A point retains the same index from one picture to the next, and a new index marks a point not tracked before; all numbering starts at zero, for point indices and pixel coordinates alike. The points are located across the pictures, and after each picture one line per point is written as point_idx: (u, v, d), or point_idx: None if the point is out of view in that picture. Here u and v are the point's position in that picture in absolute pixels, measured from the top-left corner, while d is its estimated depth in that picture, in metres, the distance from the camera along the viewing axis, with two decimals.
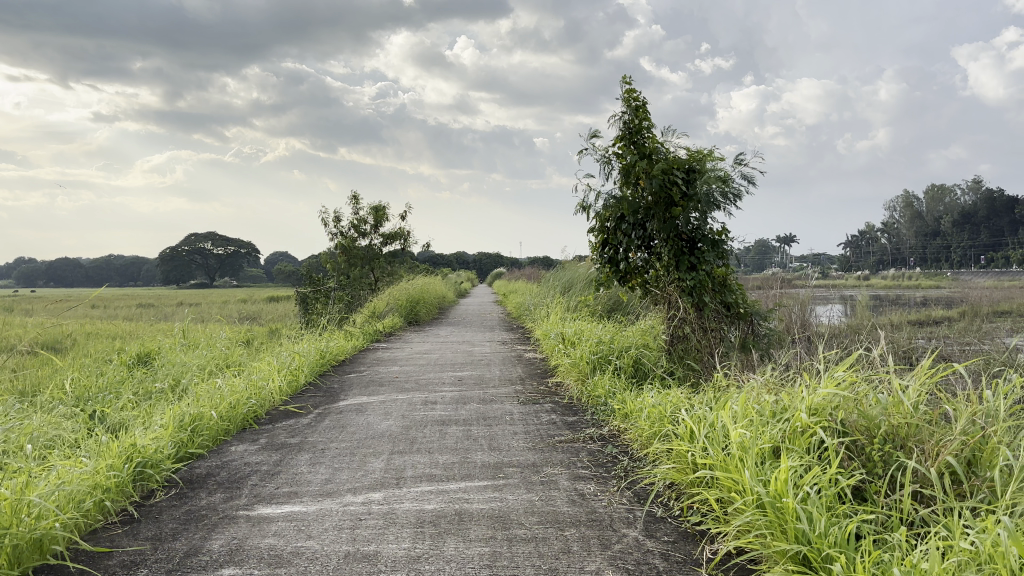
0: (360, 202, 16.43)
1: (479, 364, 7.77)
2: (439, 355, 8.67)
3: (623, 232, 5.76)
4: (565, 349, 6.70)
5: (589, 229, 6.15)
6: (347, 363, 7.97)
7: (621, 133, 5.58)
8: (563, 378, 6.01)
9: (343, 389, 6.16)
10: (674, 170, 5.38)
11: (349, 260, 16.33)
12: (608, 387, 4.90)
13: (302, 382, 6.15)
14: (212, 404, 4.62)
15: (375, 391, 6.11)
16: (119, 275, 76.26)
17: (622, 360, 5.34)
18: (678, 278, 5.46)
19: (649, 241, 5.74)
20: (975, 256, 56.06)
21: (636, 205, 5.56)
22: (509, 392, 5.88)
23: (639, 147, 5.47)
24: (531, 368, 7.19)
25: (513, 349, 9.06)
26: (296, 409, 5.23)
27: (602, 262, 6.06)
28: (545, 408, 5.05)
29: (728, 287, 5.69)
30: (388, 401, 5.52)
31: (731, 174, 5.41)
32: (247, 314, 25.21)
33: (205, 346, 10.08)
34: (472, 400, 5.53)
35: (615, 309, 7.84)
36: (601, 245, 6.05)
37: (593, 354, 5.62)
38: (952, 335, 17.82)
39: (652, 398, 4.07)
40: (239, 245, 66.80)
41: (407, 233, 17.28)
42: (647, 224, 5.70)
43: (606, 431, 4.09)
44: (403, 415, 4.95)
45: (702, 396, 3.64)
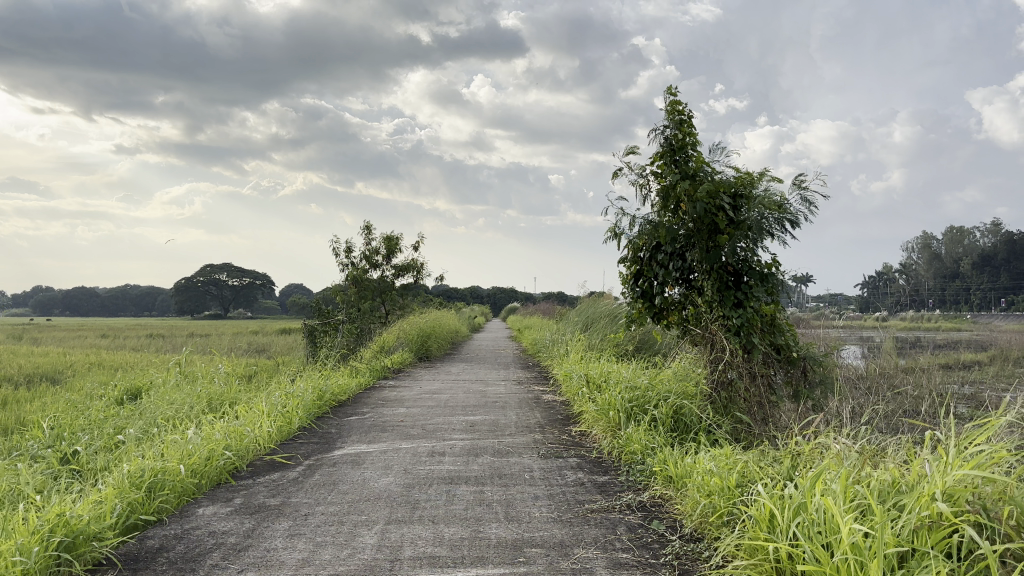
0: (372, 232, 15.89)
1: (493, 408, 7.06)
2: (450, 396, 7.99)
3: (659, 263, 5.13)
4: (589, 394, 5.99)
5: (620, 259, 5.52)
6: (349, 403, 7.29)
7: (662, 151, 5.00)
8: (589, 428, 5.31)
9: (340, 436, 5.49)
10: (721, 193, 4.77)
11: (359, 291, 15.73)
12: (647, 440, 4.21)
13: (295, 428, 5.48)
14: (182, 456, 3.95)
15: (376, 438, 5.43)
16: (131, 305, 76.21)
17: (661, 410, 4.63)
18: (723, 316, 4.82)
19: (688, 274, 5.09)
20: (996, 298, 54.98)
21: (675, 233, 4.94)
22: (527, 443, 5.19)
23: (681, 166, 4.88)
24: (551, 414, 6.49)
25: (530, 390, 8.36)
26: (283, 460, 4.56)
27: (633, 297, 5.41)
28: (570, 465, 4.36)
29: (778, 328, 5.03)
30: (390, 451, 4.84)
31: (786, 199, 4.76)
32: (253, 346, 24.71)
33: (203, 381, 9.46)
34: (485, 452, 4.84)
35: (642, 350, 7.17)
36: (633, 277, 5.42)
37: (624, 400, 4.94)
38: (985, 380, 16.97)
39: (703, 460, 3.39)
40: (253, 276, 66.51)
41: (419, 264, 16.70)
42: (686, 254, 5.06)
43: (647, 499, 3.41)
44: (405, 471, 4.27)
45: (773, 465, 2.95)
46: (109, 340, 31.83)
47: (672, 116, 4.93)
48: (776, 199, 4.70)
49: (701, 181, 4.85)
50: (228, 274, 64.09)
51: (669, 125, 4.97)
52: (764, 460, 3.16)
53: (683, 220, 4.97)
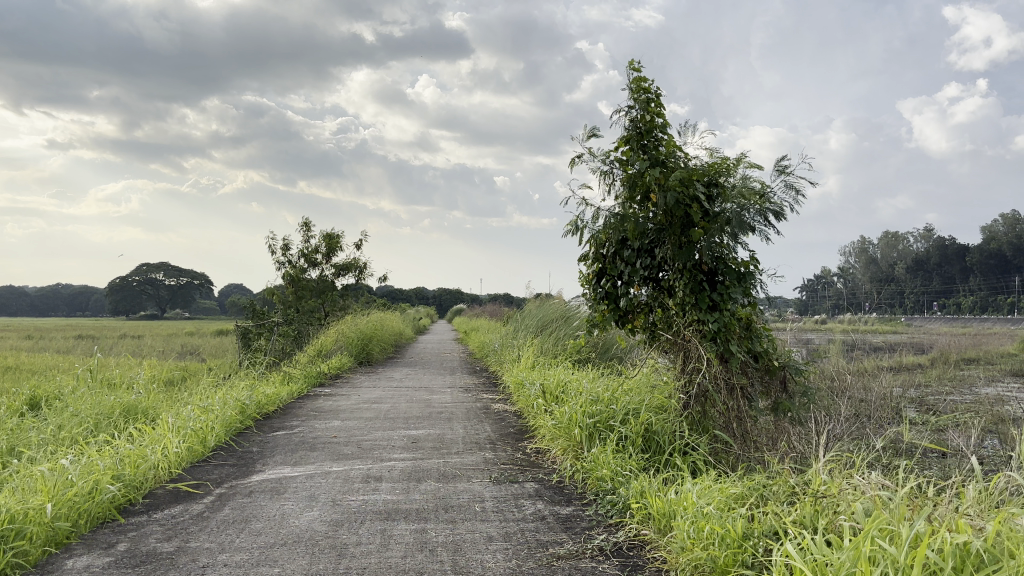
0: (311, 230, 15.10)
1: (438, 420, 6.42)
2: (391, 406, 7.32)
3: (626, 260, 4.57)
4: (545, 406, 5.41)
5: (580, 256, 4.94)
6: (277, 415, 6.57)
7: (627, 134, 4.30)
8: (546, 445, 4.73)
9: (263, 457, 4.80)
10: (695, 182, 4.17)
11: (297, 292, 14.91)
12: (616, 464, 3.65)
13: (209, 449, 4.77)
14: (53, 488, 3.21)
15: (303, 459, 4.75)
16: (62, 306, 73.29)
17: (630, 426, 4.04)
18: (697, 320, 4.30)
19: (657, 272, 4.53)
20: (930, 302, 56.22)
21: (643, 226, 4.36)
22: (476, 463, 4.57)
23: (650, 152, 4.20)
24: (502, 428, 5.89)
25: (479, 399, 7.72)
26: (190, 488, 3.87)
27: (596, 298, 4.84)
28: (527, 493, 3.77)
29: (754, 333, 4.53)
30: (317, 478, 4.19)
31: (768, 187, 4.20)
32: (186, 348, 23.58)
33: (118, 388, 8.62)
34: (428, 476, 4.21)
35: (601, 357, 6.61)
36: (596, 276, 4.84)
37: (586, 415, 4.35)
38: (931, 384, 16.89)
39: (691, 498, 2.82)
40: (190, 276, 64.52)
41: (361, 263, 15.95)
42: (655, 250, 4.49)
43: (623, 542, 2.83)
44: (334, 504, 3.62)
45: (791, 509, 2.39)
46: (34, 342, 30.23)
47: (637, 95, 4.20)
48: (759, 188, 4.12)
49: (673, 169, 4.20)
50: (164, 273, 62.02)
51: (635, 105, 4.23)
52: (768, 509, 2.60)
53: (652, 213, 4.39)
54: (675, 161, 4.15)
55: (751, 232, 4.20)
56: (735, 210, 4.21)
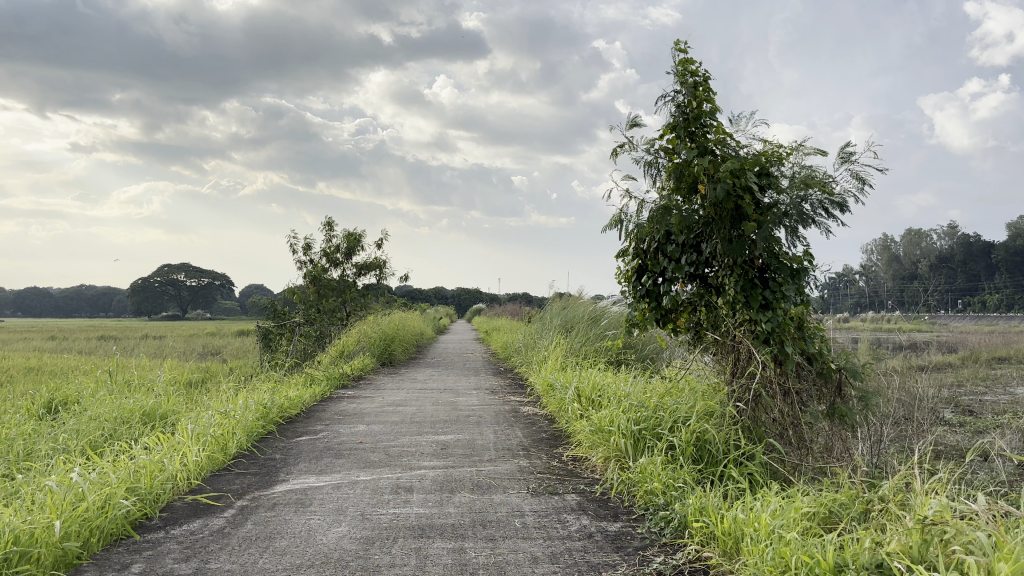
0: (332, 229, 14.91)
1: (467, 424, 6.15)
2: (417, 409, 7.08)
3: (670, 255, 4.29)
4: (580, 410, 5.14)
5: (619, 253, 4.66)
6: (300, 419, 6.35)
7: (673, 121, 4.01)
8: (584, 453, 4.46)
9: (287, 465, 4.56)
10: (748, 172, 3.88)
11: (318, 291, 14.74)
12: (667, 476, 3.37)
13: (231, 457, 4.55)
14: (63, 504, 2.97)
15: (329, 467, 4.51)
16: (86, 306, 73.91)
17: (679, 434, 3.76)
18: (749, 319, 4.02)
19: (703, 269, 4.24)
20: (956, 300, 55.35)
21: (690, 220, 4.07)
22: (512, 473, 4.31)
23: (698, 139, 3.91)
24: (534, 432, 5.63)
25: (506, 402, 7.46)
26: (210, 500, 3.63)
27: (636, 297, 4.56)
28: (569, 507, 3.50)
29: (806, 333, 4.24)
30: (343, 488, 3.94)
31: (827, 176, 3.90)
32: (208, 348, 23.55)
33: (139, 390, 8.45)
34: (460, 486, 3.96)
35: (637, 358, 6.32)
36: (636, 273, 4.56)
37: (630, 422, 4.07)
38: (964, 383, 16.42)
39: (763, 519, 2.54)
40: (211, 276, 64.86)
41: (382, 262, 15.75)
42: (702, 245, 4.20)
43: (686, 567, 2.55)
44: (363, 518, 3.37)
45: (888, 537, 2.11)
46: (59, 343, 30.39)
47: (683, 79, 3.92)
48: (819, 177, 3.84)
49: (723, 158, 3.91)
50: (186, 274, 62.29)
51: (682, 89, 3.95)
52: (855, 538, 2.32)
53: (698, 206, 4.10)
54: (726, 149, 3.86)
55: (809, 225, 3.92)
56: (792, 201, 3.93)
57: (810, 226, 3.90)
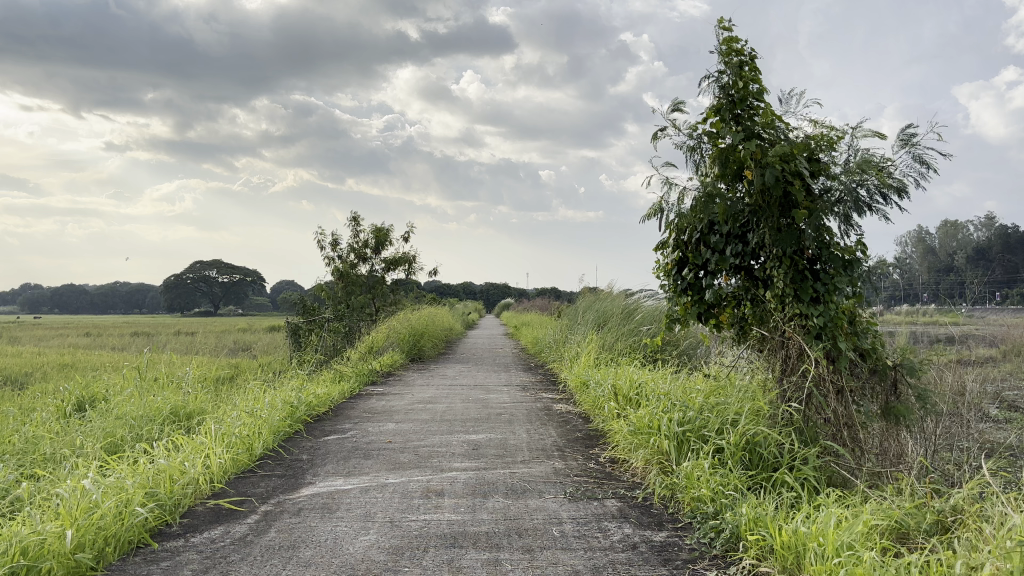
0: (360, 224, 14.80)
1: (498, 423, 5.96)
2: (447, 407, 6.91)
3: (713, 246, 4.05)
4: (617, 410, 4.93)
5: (658, 244, 4.43)
6: (328, 417, 6.20)
7: (717, 103, 3.78)
8: (623, 455, 4.25)
9: (314, 466, 4.40)
10: (798, 156, 3.64)
11: (347, 287, 14.63)
12: (716, 484, 3.15)
13: (255, 459, 4.39)
14: (76, 512, 2.82)
15: (357, 469, 4.34)
16: (121, 303, 74.89)
17: (726, 437, 3.54)
18: (799, 314, 3.79)
19: (749, 261, 4.01)
20: None
21: (736, 209, 3.83)
22: (547, 476, 4.11)
23: (745, 122, 3.68)
24: (569, 432, 5.43)
25: (538, 399, 7.26)
26: (233, 505, 3.48)
27: (677, 291, 4.33)
28: (610, 514, 3.30)
29: (859, 328, 3.99)
30: (371, 492, 3.77)
31: (884, 160, 3.64)
32: (239, 344, 23.62)
33: (167, 387, 8.38)
34: (494, 490, 3.77)
35: (675, 355, 6.08)
36: (676, 266, 4.33)
37: (673, 423, 3.85)
38: (1010, 377, 15.92)
39: (829, 535, 2.32)
40: (242, 273, 65.39)
41: (411, 257, 15.62)
42: (748, 235, 3.96)
43: None
44: (392, 525, 3.19)
45: (978, 562, 1.88)
46: (93, 339, 30.71)
47: (728, 58, 3.69)
48: (876, 160, 3.59)
49: (772, 142, 3.68)
50: (218, 271, 62.84)
51: (727, 70, 3.71)
52: (935, 560, 2.09)
53: (744, 194, 3.86)
54: (775, 132, 3.63)
55: (865, 212, 3.67)
56: (847, 187, 3.68)
57: (866, 214, 3.66)
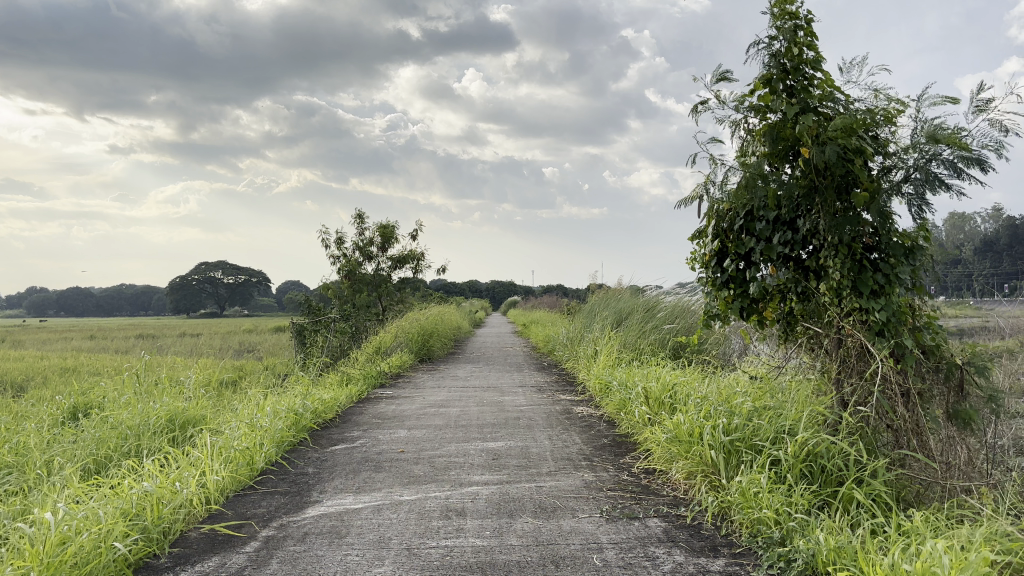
0: (365, 221, 14.43)
1: (517, 429, 5.57)
2: (460, 411, 6.53)
3: (759, 235, 3.67)
4: (650, 416, 4.55)
5: (696, 234, 4.05)
6: (336, 424, 5.83)
7: (766, 74, 3.39)
8: (662, 466, 3.86)
9: (321, 481, 4.02)
10: (860, 130, 3.24)
11: (353, 286, 14.28)
12: (778, 504, 2.77)
13: (255, 475, 4.01)
14: (43, 550, 2.43)
15: (369, 484, 3.96)
16: (127, 305, 74.77)
17: (782, 447, 3.16)
18: (858, 309, 3.41)
19: (798, 251, 3.62)
20: None
21: (788, 192, 3.44)
22: (578, 490, 3.72)
23: (799, 95, 3.29)
24: (594, 439, 5.05)
25: (556, 402, 6.87)
26: (231, 530, 3.10)
27: (716, 285, 3.95)
28: (657, 538, 2.91)
29: (923, 323, 3.59)
30: (384, 512, 3.39)
31: (958, 132, 3.23)
32: (244, 346, 23.28)
33: (167, 393, 8.01)
34: (522, 509, 3.38)
35: (707, 355, 5.70)
36: (716, 257, 3.94)
37: (719, 430, 3.46)
38: None
39: None
40: (248, 274, 65.18)
41: (418, 255, 15.25)
42: (798, 222, 3.57)
43: None
44: (410, 553, 2.81)
45: None
46: (98, 342, 30.49)
47: (781, 22, 3.31)
48: (951, 131, 3.20)
49: (830, 115, 3.29)
50: (223, 272, 62.56)
51: (779, 35, 3.33)
52: None
53: (796, 175, 3.47)
54: (835, 103, 3.24)
55: (937, 191, 3.28)
56: (916, 163, 3.29)
57: (938, 193, 3.27)
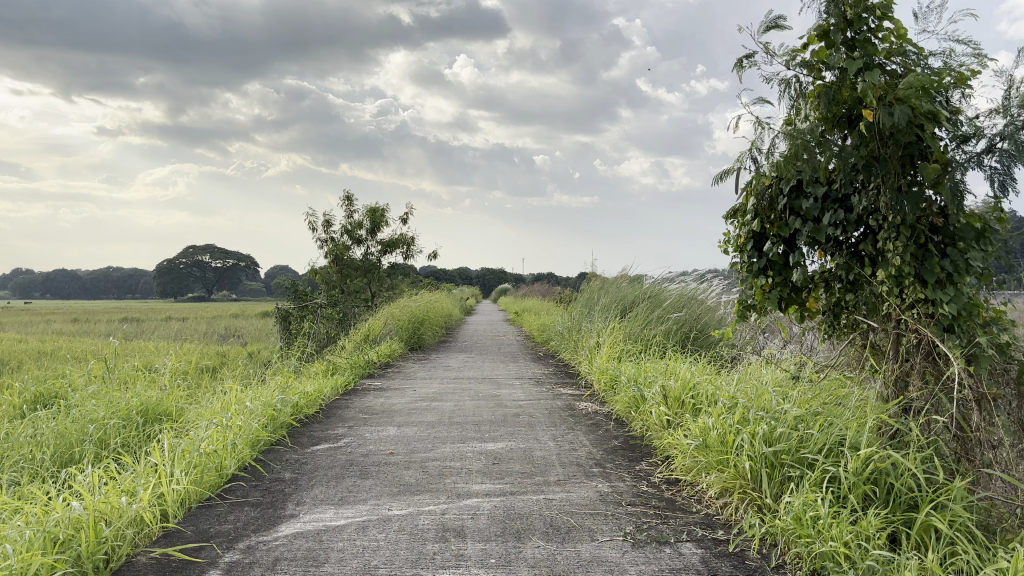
0: (354, 204, 13.90)
1: (518, 428, 5.08)
2: (454, 405, 6.05)
3: (807, 214, 3.22)
4: (671, 417, 4.09)
5: (731, 213, 3.58)
6: (318, 419, 5.33)
7: (822, 26, 2.90)
8: (690, 476, 3.40)
9: (298, 489, 3.53)
10: (935, 90, 2.74)
11: (342, 270, 13.76)
12: (847, 537, 2.29)
13: (222, 483, 3.51)
14: None
15: (353, 494, 3.46)
16: (113, 287, 73.85)
17: (839, 462, 2.69)
18: (922, 300, 2.91)
19: (850, 232, 3.15)
20: None
21: (843, 164, 2.96)
22: (593, 504, 3.25)
23: (862, 49, 2.80)
24: (604, 441, 4.58)
25: (558, 397, 6.40)
26: (187, 556, 2.59)
27: (753, 270, 3.49)
28: (696, 570, 2.44)
29: (998, 319, 3.08)
30: (370, 532, 2.89)
31: None
32: (231, 331, 22.72)
33: (139, 382, 7.49)
34: (531, 530, 2.89)
35: (733, 358, 5.24)
36: (753, 239, 3.48)
37: (759, 437, 3.00)
38: None
39: None
40: (236, 258, 64.47)
41: (409, 239, 14.73)
42: (853, 200, 3.10)
43: None
44: None
45: None
46: (80, 325, 29.90)
47: None
48: None
49: (898, 72, 2.81)
50: (210, 255, 61.74)
51: None
52: None
53: (854, 145, 2.98)
54: (906, 58, 2.76)
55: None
56: (1002, 130, 2.80)
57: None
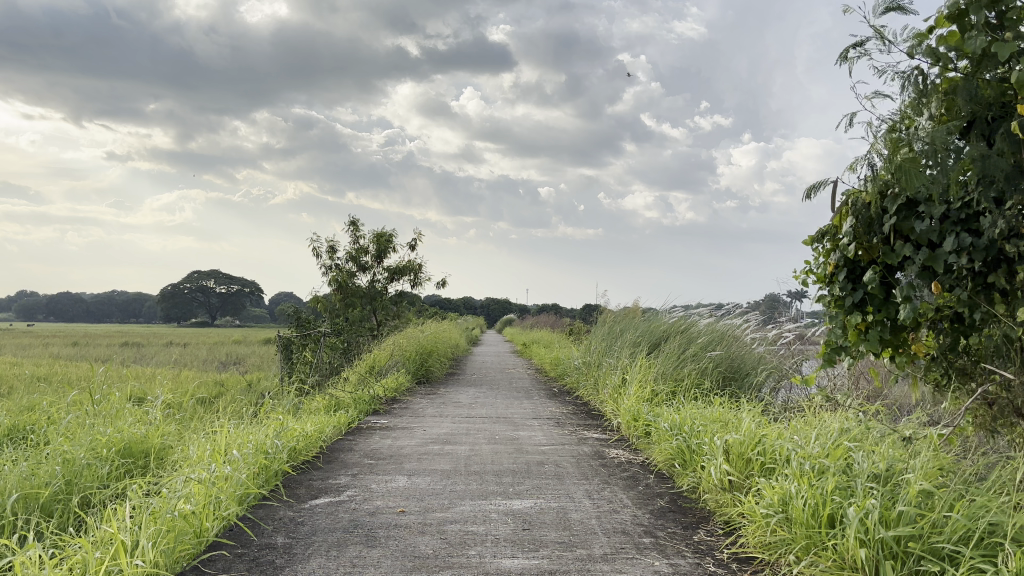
0: (361, 229, 13.36)
1: (545, 481, 4.45)
2: (470, 451, 5.42)
3: (921, 237, 2.67)
4: (736, 479, 3.48)
5: (825, 237, 3.06)
6: (317, 466, 4.70)
7: (959, 6, 2.41)
8: (772, 556, 2.78)
9: (291, 561, 2.90)
10: None
11: (346, 298, 13.19)
12: None
13: (196, 553, 2.88)
14: None
15: (358, 569, 2.83)
16: (116, 311, 73.40)
17: (990, 555, 2.09)
18: None
19: (978, 260, 2.58)
20: None
21: (981, 174, 2.41)
22: None
23: (1011, 32, 2.29)
24: (647, 499, 3.97)
25: (583, 441, 5.77)
26: None
27: (850, 304, 2.93)
28: None
29: None
30: None
31: None
32: (232, 358, 22.10)
33: (122, 415, 6.88)
34: None
35: (792, 411, 4.65)
36: (849, 267, 2.94)
37: (875, 511, 2.40)
38: None
39: None
40: (241, 284, 64.00)
41: (416, 266, 14.16)
42: (985, 222, 2.54)
43: None
44: None
45: None
46: (79, 348, 29.35)
47: None
48: None
49: None
50: (214, 280, 61.18)
51: None
52: None
53: (994, 153, 2.43)
54: None
55: None
56: None
57: None
